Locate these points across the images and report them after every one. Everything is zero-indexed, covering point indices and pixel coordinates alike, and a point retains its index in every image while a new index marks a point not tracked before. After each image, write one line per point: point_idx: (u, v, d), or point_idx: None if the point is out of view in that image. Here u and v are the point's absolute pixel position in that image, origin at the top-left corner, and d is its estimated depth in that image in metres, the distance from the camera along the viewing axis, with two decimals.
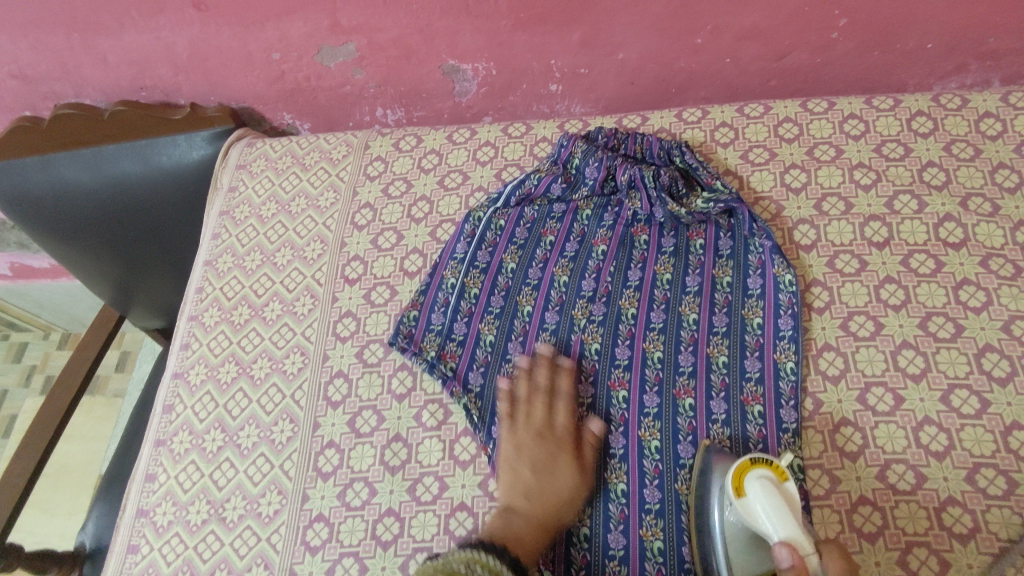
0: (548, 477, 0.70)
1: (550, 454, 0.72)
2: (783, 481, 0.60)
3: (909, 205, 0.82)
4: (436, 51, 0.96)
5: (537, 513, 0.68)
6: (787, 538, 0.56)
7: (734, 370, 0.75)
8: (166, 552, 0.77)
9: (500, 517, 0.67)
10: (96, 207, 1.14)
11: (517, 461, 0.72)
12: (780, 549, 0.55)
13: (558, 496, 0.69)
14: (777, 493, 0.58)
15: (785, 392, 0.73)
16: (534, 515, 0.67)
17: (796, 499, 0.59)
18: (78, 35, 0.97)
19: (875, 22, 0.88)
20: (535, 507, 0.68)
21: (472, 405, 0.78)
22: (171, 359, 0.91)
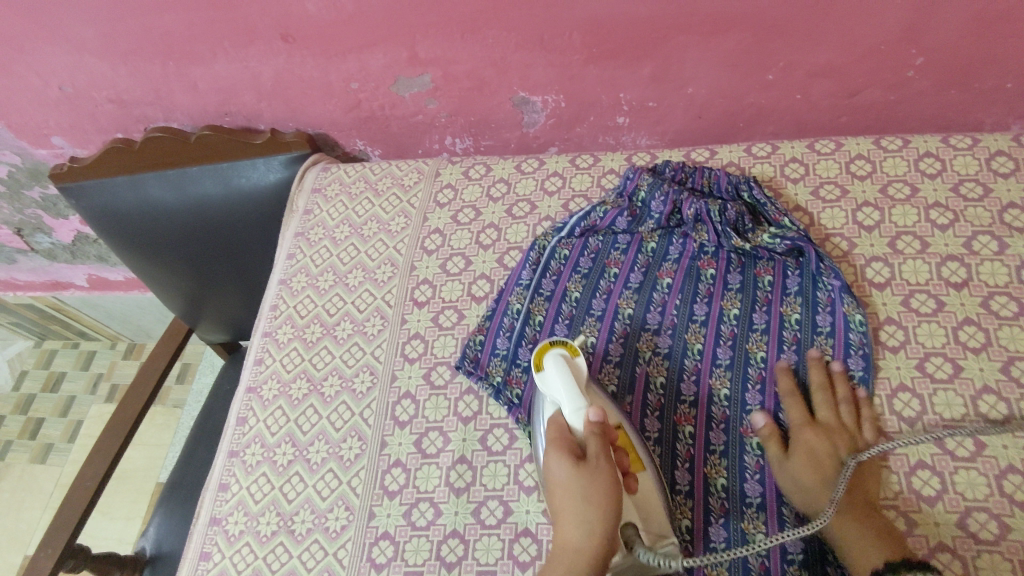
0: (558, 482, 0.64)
1: (614, 509, 0.60)
2: (573, 358, 0.73)
3: (989, 245, 0.81)
4: (509, 83, 0.99)
5: (592, 548, 0.58)
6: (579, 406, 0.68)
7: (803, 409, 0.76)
8: (237, 561, 0.79)
9: (561, 568, 0.58)
10: (178, 225, 1.20)
11: (588, 512, 0.60)
12: (589, 412, 0.67)
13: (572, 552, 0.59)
14: (568, 371, 0.70)
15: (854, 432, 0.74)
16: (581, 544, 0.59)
17: (582, 372, 0.72)
18: (173, 65, 1.03)
19: (952, 61, 0.87)
20: (590, 552, 0.58)
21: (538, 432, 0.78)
22: (245, 373, 0.95)
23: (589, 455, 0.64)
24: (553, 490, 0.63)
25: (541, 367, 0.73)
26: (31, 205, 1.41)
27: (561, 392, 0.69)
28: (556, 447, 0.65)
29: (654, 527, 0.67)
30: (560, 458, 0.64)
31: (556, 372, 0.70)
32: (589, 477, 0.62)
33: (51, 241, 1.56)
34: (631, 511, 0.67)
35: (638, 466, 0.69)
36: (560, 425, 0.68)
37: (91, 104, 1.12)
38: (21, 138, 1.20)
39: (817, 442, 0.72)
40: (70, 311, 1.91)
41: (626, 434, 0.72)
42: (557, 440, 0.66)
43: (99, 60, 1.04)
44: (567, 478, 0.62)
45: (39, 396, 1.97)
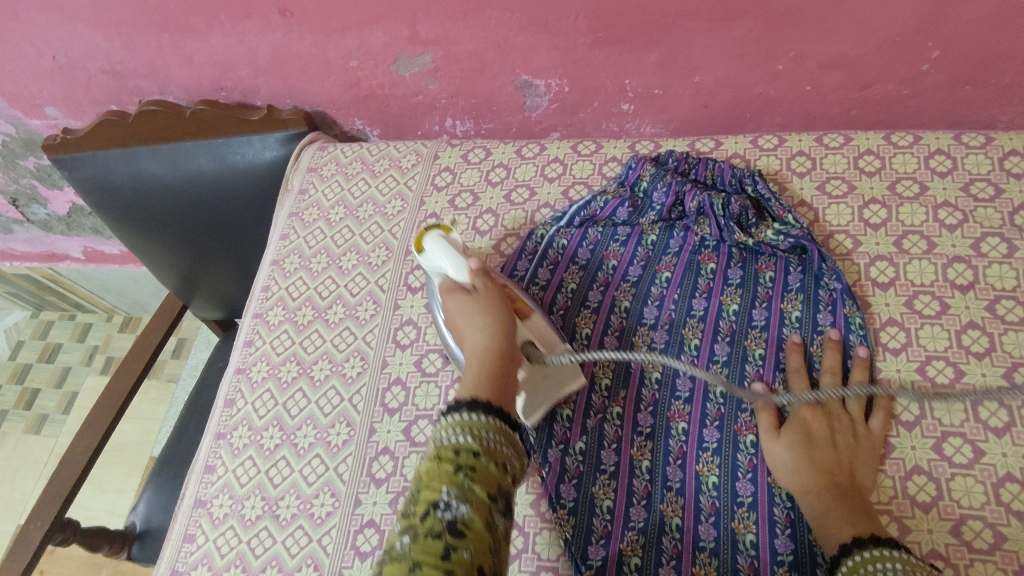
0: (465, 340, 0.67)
1: (506, 312, 0.68)
2: (448, 233, 0.79)
3: (998, 248, 0.79)
4: (511, 65, 0.97)
5: (488, 343, 0.64)
6: (454, 259, 0.74)
7: None
8: (221, 544, 0.78)
9: (471, 362, 0.62)
10: (171, 200, 1.18)
11: (483, 318, 0.67)
12: (471, 264, 0.73)
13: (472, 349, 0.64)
14: (447, 243, 0.76)
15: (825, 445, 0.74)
16: (489, 346, 0.64)
17: (457, 241, 0.78)
18: (168, 37, 1.01)
19: (969, 56, 0.84)
20: (495, 343, 0.64)
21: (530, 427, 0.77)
22: (235, 354, 0.93)
23: (477, 287, 0.71)
24: (451, 319, 0.71)
25: (421, 249, 0.78)
26: (26, 175, 1.39)
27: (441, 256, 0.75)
28: (447, 291, 0.72)
29: (548, 342, 0.74)
30: (455, 300, 0.71)
31: (435, 246, 0.76)
32: (483, 302, 0.69)
33: (46, 213, 1.54)
34: (529, 334, 0.72)
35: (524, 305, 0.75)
36: (444, 283, 0.74)
37: (85, 74, 1.10)
38: (14, 107, 1.18)
39: (815, 424, 0.71)
40: (66, 283, 1.90)
41: (509, 289, 0.77)
42: (448, 286, 0.73)
43: (93, 30, 1.01)
44: (466, 309, 0.69)
45: (34, 367, 1.97)
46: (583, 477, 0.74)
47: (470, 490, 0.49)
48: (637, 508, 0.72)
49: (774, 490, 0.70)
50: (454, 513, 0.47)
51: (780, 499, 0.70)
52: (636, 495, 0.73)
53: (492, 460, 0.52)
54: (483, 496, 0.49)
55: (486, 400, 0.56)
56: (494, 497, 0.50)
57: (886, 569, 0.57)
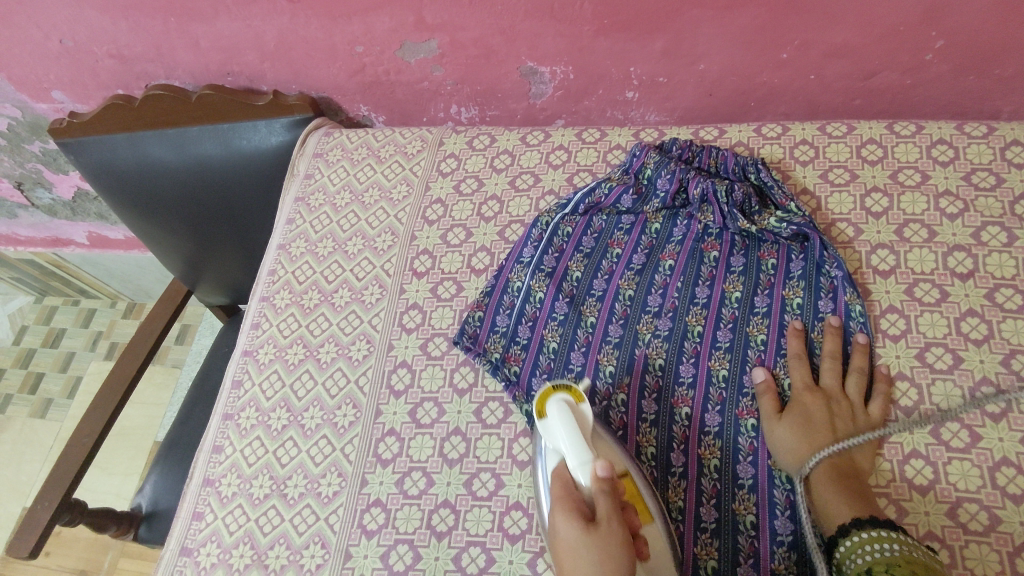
0: (574, 561, 0.58)
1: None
2: (578, 405, 0.70)
3: (998, 237, 0.79)
4: (517, 52, 0.97)
5: None
6: (580, 459, 0.65)
7: None
8: (229, 522, 0.80)
9: None
10: (177, 185, 1.19)
11: (602, 569, 0.56)
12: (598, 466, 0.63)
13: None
14: (572, 415, 0.68)
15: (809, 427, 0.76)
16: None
17: (587, 419, 0.69)
18: (175, 21, 1.01)
19: (973, 46, 0.85)
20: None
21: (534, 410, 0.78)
22: (241, 337, 0.95)
23: (600, 518, 0.60)
24: (558, 549, 0.60)
25: (542, 413, 0.70)
26: (31, 159, 1.39)
27: (561, 435, 0.67)
28: (563, 505, 0.62)
29: (656, 569, 0.65)
30: (569, 522, 0.60)
31: (559, 418, 0.68)
32: (601, 543, 0.58)
33: (51, 197, 1.55)
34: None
35: (648, 517, 0.67)
36: (563, 478, 0.65)
37: (91, 58, 1.10)
38: (20, 90, 1.19)
39: (814, 407, 0.72)
40: (70, 268, 1.91)
41: (631, 481, 0.69)
42: (564, 504, 0.62)
43: (100, 14, 1.02)
44: (578, 541, 0.58)
45: (39, 351, 1.98)
46: None
47: None
48: None
49: (774, 473, 0.72)
50: None
51: (780, 481, 0.71)
52: None
53: None
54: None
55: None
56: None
57: (882, 550, 0.60)
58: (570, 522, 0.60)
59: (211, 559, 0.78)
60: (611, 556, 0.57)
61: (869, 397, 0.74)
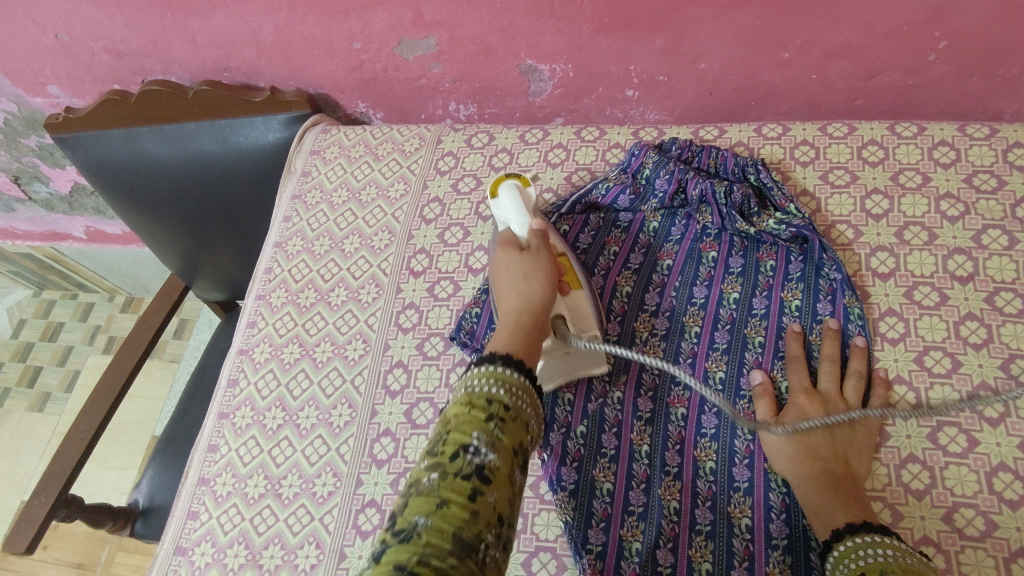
0: (507, 287, 0.68)
1: (549, 281, 0.68)
2: (524, 185, 0.79)
3: (999, 240, 0.79)
4: (516, 49, 0.96)
5: (533, 305, 0.65)
6: (523, 220, 0.75)
7: None
8: (224, 521, 0.79)
9: (504, 321, 0.63)
10: (173, 180, 1.18)
11: (529, 282, 0.67)
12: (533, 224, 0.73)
13: (514, 308, 0.64)
14: (519, 197, 0.76)
15: None
16: (533, 297, 0.65)
17: (531, 198, 0.78)
18: (171, 16, 1.00)
19: (976, 47, 0.84)
20: (528, 302, 0.65)
21: None
22: (237, 335, 0.94)
23: (530, 247, 0.72)
24: (496, 273, 0.71)
25: (495, 193, 0.79)
26: (28, 153, 1.39)
27: (510, 211, 0.76)
28: (503, 243, 0.72)
29: (581, 323, 0.74)
30: (505, 252, 0.71)
31: (509, 199, 0.76)
32: (530, 261, 0.69)
33: (48, 191, 1.54)
34: (564, 309, 0.73)
35: (575, 283, 0.76)
36: (505, 235, 0.75)
37: (87, 53, 1.10)
38: (16, 85, 1.18)
39: (811, 408, 0.71)
40: (68, 262, 1.90)
41: (568, 261, 0.78)
42: (503, 240, 0.73)
43: (96, 8, 1.01)
44: (511, 257, 0.70)
45: (37, 345, 1.98)
46: (583, 459, 0.74)
47: (498, 439, 0.50)
48: (636, 492, 0.73)
49: (770, 476, 0.71)
50: (481, 458, 0.49)
51: (776, 484, 0.71)
52: (636, 479, 0.73)
53: (516, 417, 0.53)
54: (508, 445, 0.51)
55: (513, 356, 0.57)
56: (518, 451, 0.52)
57: (875, 554, 0.58)
58: (507, 257, 0.70)
59: (206, 559, 0.78)
60: (536, 280, 0.67)
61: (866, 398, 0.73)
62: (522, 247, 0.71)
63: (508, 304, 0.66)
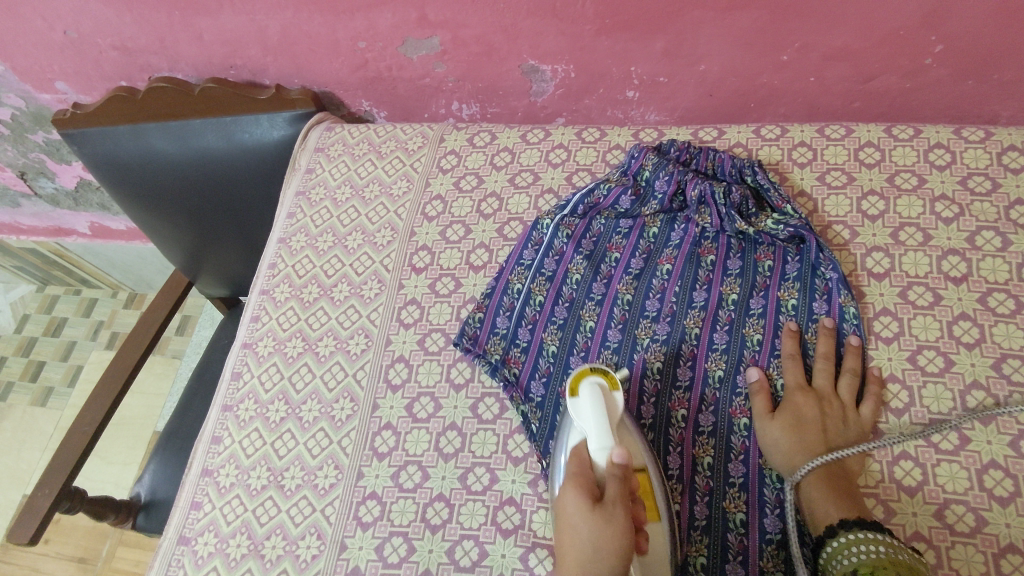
0: (574, 531, 0.61)
1: (622, 556, 0.59)
2: (611, 390, 0.71)
3: (992, 241, 0.80)
4: (519, 50, 0.98)
5: (597, 571, 0.58)
6: (603, 438, 0.67)
7: None
8: (226, 512, 0.81)
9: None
10: (179, 177, 1.19)
11: (598, 567, 0.58)
12: (616, 451, 0.64)
13: (577, 561, 0.59)
14: (603, 398, 0.69)
15: None
16: (598, 537, 0.59)
17: (617, 406, 0.70)
18: (179, 14, 1.02)
19: (971, 50, 0.85)
20: (599, 558, 0.59)
21: (529, 411, 0.79)
22: (241, 329, 0.95)
23: (608, 496, 0.62)
24: (563, 515, 0.63)
25: (575, 392, 0.71)
26: (34, 149, 1.40)
27: (588, 412, 0.69)
28: (575, 481, 0.64)
29: (651, 569, 0.65)
30: (577, 499, 0.62)
31: (591, 399, 0.69)
32: (603, 521, 0.60)
33: (53, 186, 1.56)
34: (637, 573, 0.64)
35: (654, 521, 0.67)
36: (581, 455, 0.67)
37: (95, 50, 1.11)
38: (24, 81, 1.19)
39: (806, 407, 0.73)
40: (72, 258, 1.92)
41: (647, 479, 0.69)
42: (576, 478, 0.64)
43: (104, 6, 1.02)
44: (579, 515, 0.61)
45: (41, 339, 1.99)
46: None
47: None
48: None
49: (765, 471, 0.73)
50: None
51: (771, 479, 0.73)
52: None
53: None
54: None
55: None
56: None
57: (867, 552, 0.61)
58: (579, 498, 0.62)
59: (208, 548, 0.79)
60: (607, 542, 0.59)
61: (860, 398, 0.74)
62: (595, 502, 0.62)
63: (568, 569, 0.60)
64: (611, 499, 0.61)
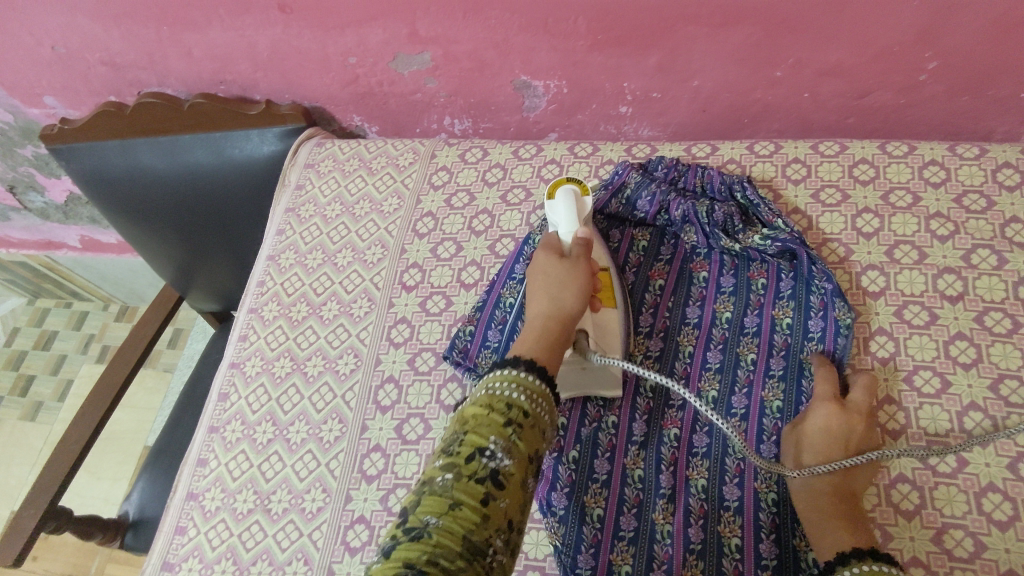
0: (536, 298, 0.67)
1: (582, 293, 0.67)
2: (583, 196, 0.75)
3: (988, 260, 0.79)
4: (511, 65, 0.97)
5: (562, 314, 0.65)
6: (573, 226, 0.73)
7: (790, 414, 0.74)
8: (212, 536, 0.79)
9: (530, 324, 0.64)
10: (168, 193, 1.18)
11: (563, 294, 0.66)
12: (579, 233, 0.72)
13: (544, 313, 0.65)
14: (576, 205, 0.73)
15: (767, 429, 0.74)
16: (561, 308, 0.65)
17: (587, 211, 0.75)
18: (168, 29, 1.01)
19: (965, 67, 0.85)
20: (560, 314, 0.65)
21: None
22: (229, 348, 0.94)
23: (570, 256, 0.70)
24: (533, 270, 0.70)
25: (552, 197, 0.76)
26: (23, 163, 1.39)
27: (563, 219, 0.73)
28: (545, 245, 0.72)
29: (606, 345, 0.75)
30: (544, 254, 0.71)
31: (564, 211, 0.73)
32: (566, 273, 0.68)
33: (43, 201, 1.54)
34: (589, 324, 0.74)
35: (609, 303, 0.77)
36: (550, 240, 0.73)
37: (84, 65, 1.10)
38: (12, 96, 1.18)
39: (835, 423, 0.69)
40: (63, 271, 1.90)
41: (609, 277, 0.79)
42: (546, 244, 0.72)
43: (92, 21, 1.01)
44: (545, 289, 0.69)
45: (30, 353, 1.97)
46: (575, 486, 0.73)
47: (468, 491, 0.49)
48: (627, 517, 0.72)
49: (760, 495, 0.71)
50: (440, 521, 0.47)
51: (766, 503, 0.71)
52: (627, 504, 0.73)
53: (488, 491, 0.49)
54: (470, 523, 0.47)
55: (535, 362, 0.59)
56: (533, 458, 0.54)
57: None
58: (547, 263, 0.70)
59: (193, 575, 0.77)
60: (570, 290, 0.67)
61: None
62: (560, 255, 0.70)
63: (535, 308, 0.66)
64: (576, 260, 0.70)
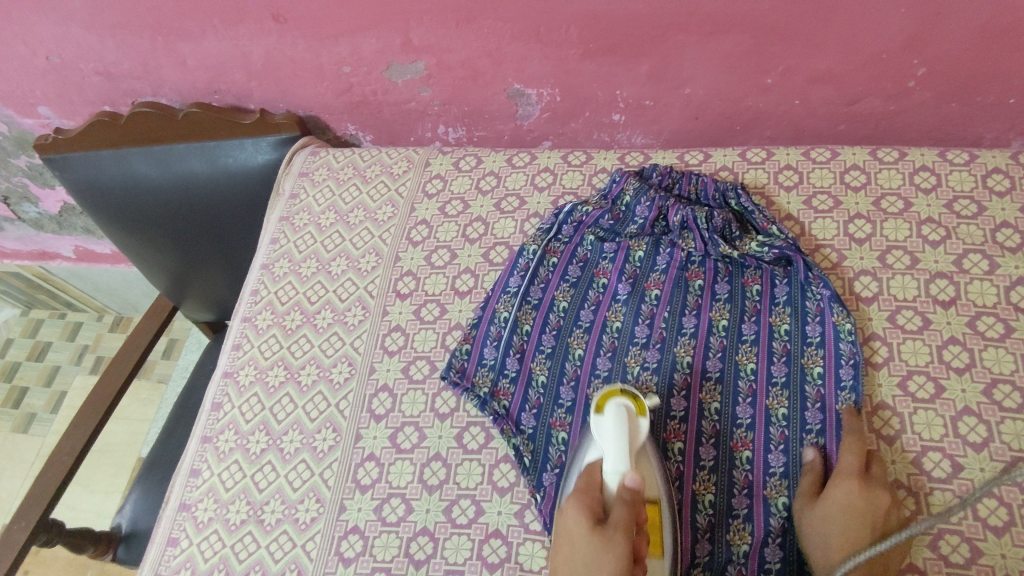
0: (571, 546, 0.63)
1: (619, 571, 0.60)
2: (637, 416, 0.70)
3: (979, 264, 0.79)
4: (504, 74, 0.97)
5: None
6: (618, 463, 0.66)
7: (795, 422, 0.74)
8: (204, 548, 0.78)
9: None
10: (163, 203, 1.18)
11: (593, 566, 0.61)
12: (627, 478, 0.65)
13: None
14: (626, 422, 0.68)
15: (774, 437, 0.74)
16: (597, 566, 0.61)
17: (639, 436, 0.69)
18: (162, 39, 1.01)
19: (954, 73, 0.85)
20: None
21: (522, 445, 0.77)
22: (222, 358, 0.94)
23: (610, 524, 0.63)
24: (566, 525, 0.65)
25: (599, 409, 0.71)
26: (17, 173, 1.38)
27: (609, 438, 0.68)
28: (582, 501, 0.65)
29: None
30: (579, 515, 0.64)
31: (613, 425, 0.68)
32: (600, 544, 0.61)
33: (37, 211, 1.54)
34: None
35: (657, 551, 0.67)
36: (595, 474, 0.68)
37: (78, 75, 1.10)
38: (6, 106, 1.18)
39: (847, 462, 0.68)
40: (57, 282, 1.89)
41: (658, 510, 0.69)
42: (585, 483, 0.67)
43: (86, 31, 1.01)
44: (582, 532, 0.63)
45: (23, 365, 1.96)
46: None
47: None
48: None
49: (770, 502, 0.71)
50: None
51: (777, 509, 0.71)
52: None
53: None
54: None
55: None
56: None
57: None
58: (581, 515, 0.64)
59: None
60: (604, 558, 0.61)
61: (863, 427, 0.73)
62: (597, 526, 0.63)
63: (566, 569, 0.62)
64: (617, 521, 0.62)
